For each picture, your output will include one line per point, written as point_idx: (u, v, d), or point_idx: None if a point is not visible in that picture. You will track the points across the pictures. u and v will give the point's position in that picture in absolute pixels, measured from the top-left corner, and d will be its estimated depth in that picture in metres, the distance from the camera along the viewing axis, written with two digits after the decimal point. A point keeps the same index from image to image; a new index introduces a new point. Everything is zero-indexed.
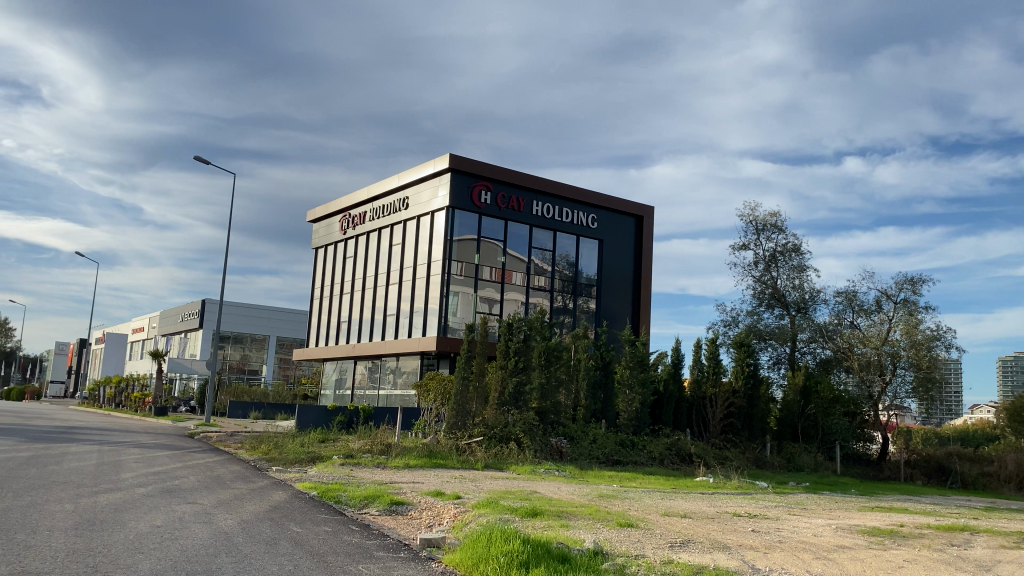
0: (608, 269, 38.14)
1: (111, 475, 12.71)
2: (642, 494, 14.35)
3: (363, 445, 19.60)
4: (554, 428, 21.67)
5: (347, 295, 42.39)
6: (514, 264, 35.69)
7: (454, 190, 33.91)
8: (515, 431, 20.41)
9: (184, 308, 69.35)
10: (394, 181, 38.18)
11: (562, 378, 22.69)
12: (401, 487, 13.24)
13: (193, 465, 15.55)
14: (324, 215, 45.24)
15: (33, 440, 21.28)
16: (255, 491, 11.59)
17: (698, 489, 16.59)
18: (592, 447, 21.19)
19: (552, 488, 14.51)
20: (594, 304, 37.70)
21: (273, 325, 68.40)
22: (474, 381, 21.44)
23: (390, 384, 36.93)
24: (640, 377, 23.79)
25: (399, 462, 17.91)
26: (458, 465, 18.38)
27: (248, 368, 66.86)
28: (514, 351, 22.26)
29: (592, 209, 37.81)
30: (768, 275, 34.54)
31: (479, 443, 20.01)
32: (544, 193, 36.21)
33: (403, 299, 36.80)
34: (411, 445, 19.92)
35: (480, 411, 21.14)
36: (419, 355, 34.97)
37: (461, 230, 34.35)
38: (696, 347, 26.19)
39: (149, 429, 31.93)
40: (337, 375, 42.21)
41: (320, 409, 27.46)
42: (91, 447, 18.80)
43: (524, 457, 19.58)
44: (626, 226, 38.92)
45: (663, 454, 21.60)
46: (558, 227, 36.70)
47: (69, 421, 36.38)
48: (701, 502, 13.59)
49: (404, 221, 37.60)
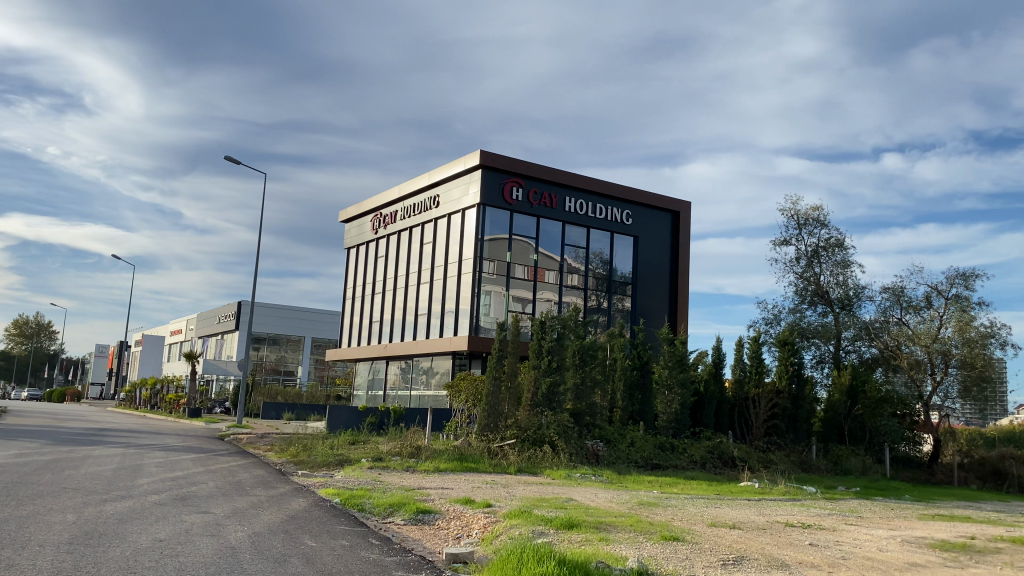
0: (644, 266, 37.21)
1: (128, 481, 12.17)
2: (686, 502, 13.47)
3: (393, 448, 18.91)
4: (590, 431, 20.86)
5: (379, 294, 41.88)
6: (547, 263, 34.92)
7: (485, 187, 33.26)
8: (549, 434, 19.63)
9: (220, 310, 69.57)
10: (424, 179, 37.63)
11: (597, 378, 21.84)
12: (429, 494, 12.49)
13: (215, 469, 14.97)
14: (355, 215, 44.84)
15: (60, 443, 20.91)
16: (274, 499, 10.95)
17: (745, 495, 15.67)
18: (630, 451, 20.37)
19: (590, 495, 13.70)
20: (630, 302, 36.79)
21: (307, 326, 68.25)
22: (507, 382, 20.62)
23: (422, 384, 36.33)
24: (679, 377, 22.87)
25: (429, 466, 17.22)
26: (490, 469, 17.66)
27: (283, 369, 66.81)
28: (547, 350, 21.26)
29: (627, 205, 36.90)
30: (810, 270, 33.34)
31: (512, 446, 19.32)
32: (577, 189, 35.37)
33: (435, 299, 36.20)
34: (441, 448, 19.23)
35: (512, 413, 20.40)
36: (451, 355, 34.33)
37: (492, 227, 33.68)
38: (738, 345, 25.19)
39: (181, 431, 31.67)
40: (370, 376, 41.73)
41: (351, 411, 26.92)
42: (114, 450, 18.35)
43: (559, 462, 18.82)
44: (663, 222, 37.91)
45: (704, 457, 20.73)
46: (592, 223, 35.83)
47: (102, 423, 36.28)
48: (749, 511, 12.72)
49: (434, 219, 37.02)
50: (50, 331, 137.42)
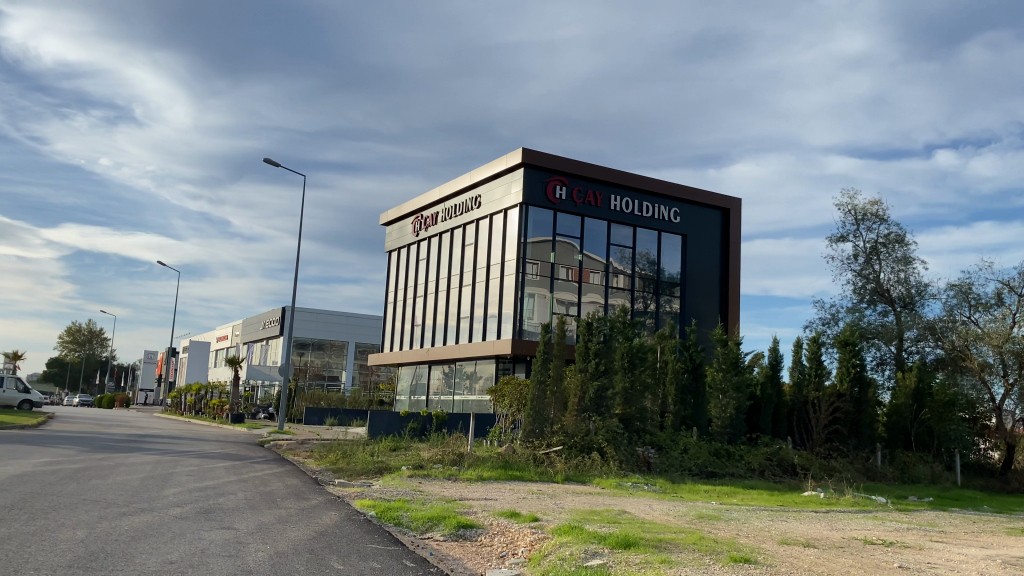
0: (692, 266, 36.00)
1: (153, 492, 11.42)
2: (749, 516, 12.40)
3: (434, 455, 18.09)
4: (641, 437, 19.88)
5: (421, 298, 41.25)
6: (593, 263, 33.95)
7: (528, 186, 32.42)
8: (598, 441, 18.68)
9: (265, 316, 69.73)
10: (466, 180, 36.90)
11: (647, 382, 20.79)
12: (473, 506, 11.62)
13: (248, 478, 14.28)
14: (397, 217, 44.31)
15: (98, 449, 20.50)
16: (306, 512, 10.16)
17: (811, 507, 14.57)
18: (683, 458, 19.32)
19: (644, 507, 12.71)
20: (678, 304, 35.64)
21: (351, 331, 68.00)
22: (552, 386, 19.67)
23: (466, 389, 35.56)
24: (734, 380, 21.71)
25: (472, 474, 16.40)
26: (536, 477, 16.77)
27: (328, 374, 66.67)
28: (594, 352, 20.23)
29: (674, 203, 35.74)
30: (869, 268, 31.88)
31: (559, 453, 18.41)
32: (623, 187, 34.31)
33: (477, 302, 35.45)
34: (485, 455, 18.37)
35: (558, 418, 19.42)
36: (494, 359, 33.47)
37: (536, 228, 32.84)
38: (796, 347, 23.96)
39: (223, 437, 31.25)
40: (413, 381, 41.14)
41: (392, 416, 26.18)
42: (149, 458, 17.82)
43: (609, 470, 17.83)
44: (712, 220, 36.66)
45: (763, 465, 19.60)
46: (638, 222, 34.75)
47: (145, 429, 36.10)
48: (821, 526, 11.62)
49: (476, 220, 36.26)
50: (103, 338, 140.47)
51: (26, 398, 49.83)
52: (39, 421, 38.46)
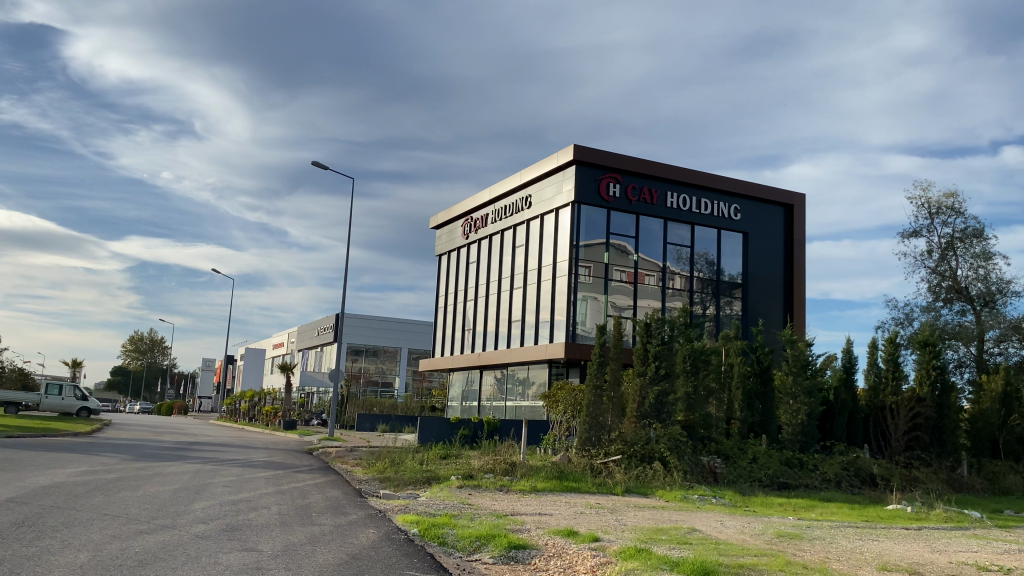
0: (754, 266, 34.44)
1: (181, 505, 10.53)
2: (835, 534, 11.09)
3: (485, 464, 17.05)
4: (705, 446, 18.60)
5: (472, 302, 40.35)
6: (649, 264, 32.66)
7: (580, 183, 31.28)
8: (660, 449, 17.48)
9: (319, 322, 69.76)
10: (516, 179, 35.91)
11: (711, 387, 19.43)
12: (525, 523, 10.52)
13: (288, 489, 13.39)
14: (446, 220, 43.56)
15: (143, 458, 19.95)
16: (341, 530, 9.16)
17: (899, 523, 13.17)
18: (753, 468, 18.04)
19: (716, 524, 11.45)
20: (739, 305, 34.10)
21: (403, 336, 67.42)
22: (609, 391, 18.51)
23: (518, 395, 34.53)
24: (806, 385, 20.30)
25: (525, 485, 15.31)
26: (594, 489, 15.62)
27: (381, 381, 66.30)
28: (654, 355, 18.99)
29: (735, 199, 34.22)
30: (945, 264, 29.99)
31: (618, 463, 17.28)
32: (680, 183, 32.95)
33: (529, 304, 34.44)
34: (539, 464, 17.29)
35: (617, 425, 18.25)
36: (547, 364, 32.35)
37: (589, 227, 31.67)
38: (871, 348, 22.38)
39: (272, 444, 30.71)
40: (464, 387, 40.23)
41: (442, 422, 25.23)
42: (191, 467, 17.13)
43: (672, 482, 16.62)
44: (775, 217, 35.05)
45: (839, 475, 18.21)
46: (696, 219, 33.36)
47: (196, 436, 35.87)
48: (919, 547, 10.25)
49: (527, 221, 35.24)
50: (163, 347, 143.29)
51: (85, 406, 50.24)
52: (95, 428, 38.53)
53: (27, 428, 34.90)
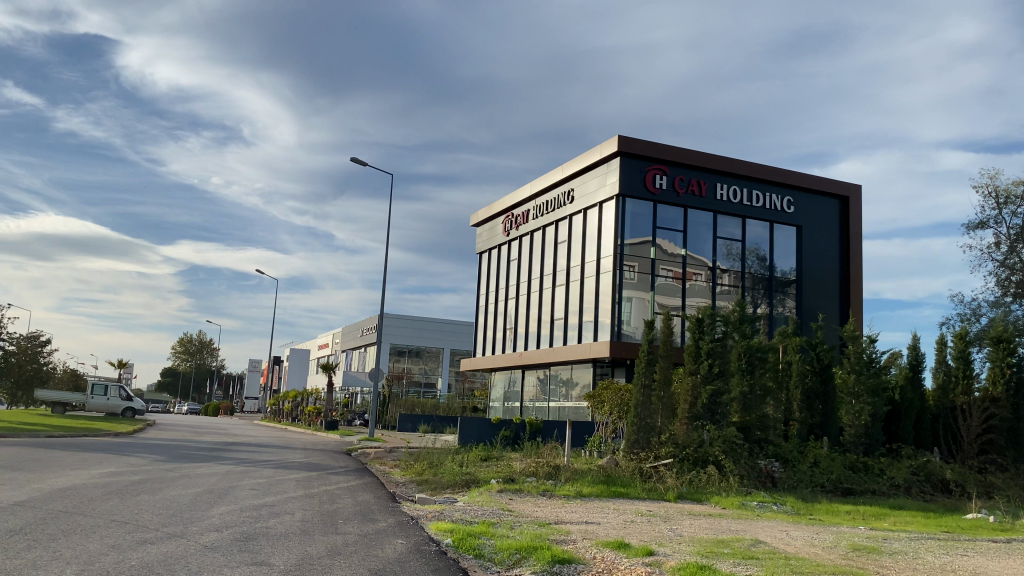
0: (808, 261, 33.01)
1: (199, 511, 9.72)
2: (917, 548, 9.93)
3: (526, 467, 16.11)
4: (762, 449, 17.48)
5: (514, 300, 39.46)
6: (698, 260, 31.44)
7: (625, 176, 30.22)
8: (713, 452, 16.38)
9: (363, 322, 69.51)
10: (557, 174, 34.94)
11: (768, 386, 18.27)
12: (570, 532, 9.56)
13: (317, 493, 12.58)
14: (487, 217, 42.74)
15: (176, 458, 19.40)
16: (366, 540, 8.27)
17: (984, 535, 11.91)
18: (814, 473, 16.92)
19: (782, 536, 10.34)
20: (793, 302, 32.74)
21: (446, 337, 66.80)
22: (659, 391, 17.44)
23: (561, 396, 33.57)
24: (869, 384, 19.03)
25: (570, 490, 14.34)
26: (644, 494, 14.60)
27: (424, 381, 65.79)
28: (707, 352, 17.93)
29: (787, 191, 32.80)
30: (1014, 257, 28.27)
31: (669, 468, 16.24)
32: (730, 174, 31.67)
33: (572, 302, 33.49)
34: (584, 468, 16.30)
35: (667, 427, 17.19)
36: (591, 364, 31.32)
37: (634, 222, 30.58)
38: (939, 344, 20.96)
39: (311, 445, 30.09)
40: (506, 387, 39.34)
41: (483, 423, 24.33)
42: (221, 469, 16.47)
43: (728, 487, 15.52)
44: (830, 210, 33.56)
45: (908, 480, 16.92)
46: (747, 213, 32.05)
47: (235, 436, 35.45)
48: (1016, 564, 9.05)
49: (570, 216, 34.26)
50: (212, 347, 145.07)
51: (129, 406, 50.37)
52: (136, 427, 38.45)
53: (69, 428, 34.90)
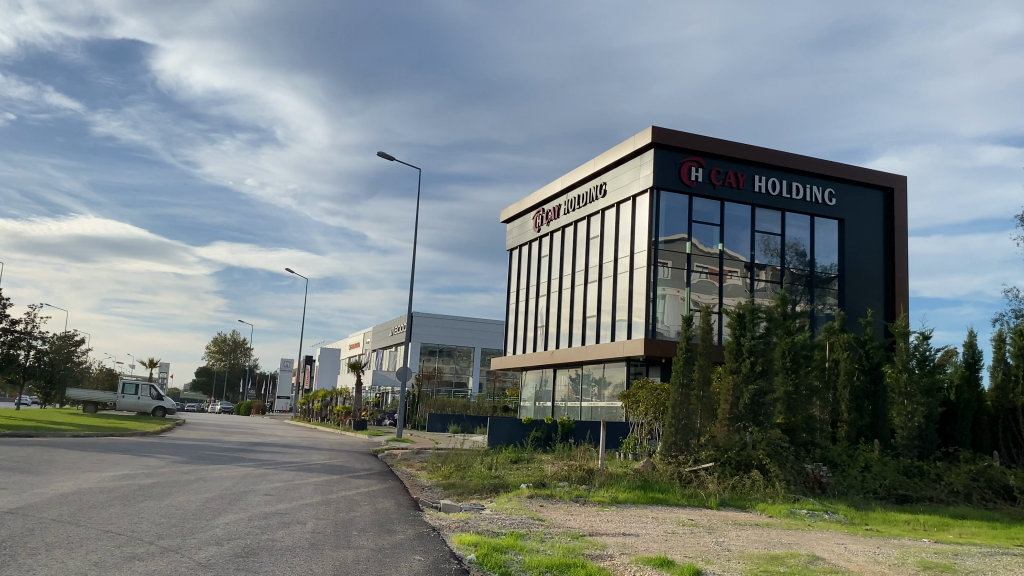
0: (851, 256, 31.74)
1: (203, 520, 8.98)
2: (995, 566, 8.91)
3: (558, 471, 15.22)
4: (809, 453, 16.47)
5: (545, 297, 38.58)
6: (736, 255, 30.37)
7: (659, 168, 29.20)
8: (757, 456, 15.37)
9: (393, 322, 69.01)
10: (589, 167, 34.01)
11: (814, 385, 17.21)
12: (607, 546, 8.68)
13: (334, 499, 11.82)
14: (517, 213, 41.91)
15: (196, 460, 18.79)
16: (381, 557, 7.45)
17: None
18: (864, 479, 15.92)
19: (842, 551, 9.38)
20: (835, 298, 31.51)
21: (476, 336, 66.07)
22: (698, 391, 16.45)
23: (594, 396, 32.65)
24: (922, 384, 17.89)
25: (605, 496, 13.44)
26: (684, 501, 13.65)
27: (455, 381, 65.13)
28: (749, 350, 16.84)
29: (829, 182, 31.54)
30: None
31: (710, 472, 15.31)
32: (769, 166, 30.51)
33: (604, 299, 32.59)
34: (620, 472, 15.43)
35: (707, 429, 16.26)
36: (625, 362, 30.36)
37: (669, 216, 29.56)
38: (999, 341, 19.68)
39: (339, 446, 29.46)
40: (538, 387, 38.46)
41: (513, 423, 23.50)
42: (240, 472, 15.82)
43: (774, 494, 14.54)
44: (874, 202, 32.24)
45: (968, 487, 15.83)
46: (787, 205, 30.86)
47: (263, 437, 34.95)
48: None
49: (602, 210, 33.31)
50: (245, 347, 145.89)
51: (159, 406, 50.20)
52: (165, 427, 38.09)
53: (97, 428, 34.67)
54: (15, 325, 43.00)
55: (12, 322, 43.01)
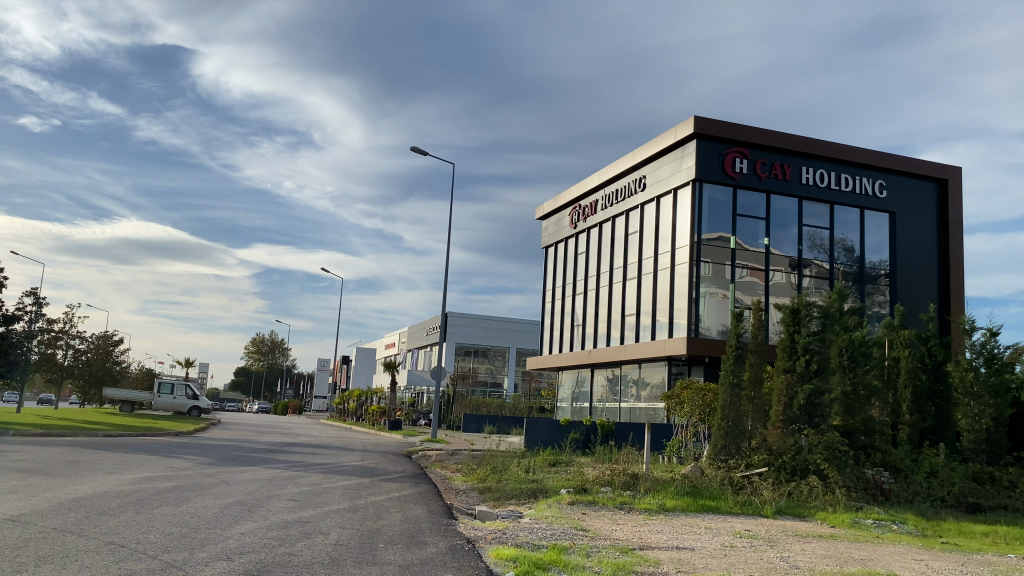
0: (903, 251, 30.39)
1: (216, 530, 8.22)
2: None
3: (601, 475, 14.28)
4: (869, 457, 15.42)
5: (582, 295, 37.63)
6: (781, 250, 29.20)
7: (702, 159, 28.12)
8: (815, 460, 14.36)
9: (428, 322, 68.45)
10: (627, 161, 33.02)
11: (872, 385, 16.10)
12: (661, 563, 7.77)
13: (362, 506, 11.04)
14: (553, 210, 41.01)
15: (224, 461, 18.16)
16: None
17: None
18: (931, 485, 14.81)
19: (925, 569, 8.37)
20: (886, 295, 30.18)
21: (512, 336, 65.28)
22: (750, 391, 15.42)
23: (633, 397, 31.63)
24: (991, 383, 16.68)
25: (652, 503, 12.52)
26: (737, 509, 12.69)
27: (490, 381, 64.42)
28: (804, 347, 15.74)
29: (879, 174, 30.19)
30: None
31: (763, 477, 14.34)
32: (817, 156, 29.26)
33: (643, 296, 31.61)
34: (666, 477, 14.50)
35: (759, 431, 15.24)
36: (665, 362, 29.33)
37: (712, 209, 28.47)
38: None
39: (373, 447, 28.85)
40: (575, 388, 37.52)
41: (551, 424, 22.60)
42: (266, 474, 15.13)
43: (835, 501, 13.53)
44: (927, 194, 30.81)
45: None
46: (835, 197, 29.59)
47: (296, 437, 34.46)
48: None
49: (641, 205, 32.30)
50: (282, 347, 146.74)
51: (195, 406, 50.08)
52: (199, 427, 37.78)
53: (131, 428, 34.42)
54: (53, 325, 43.05)
55: (50, 323, 43.09)
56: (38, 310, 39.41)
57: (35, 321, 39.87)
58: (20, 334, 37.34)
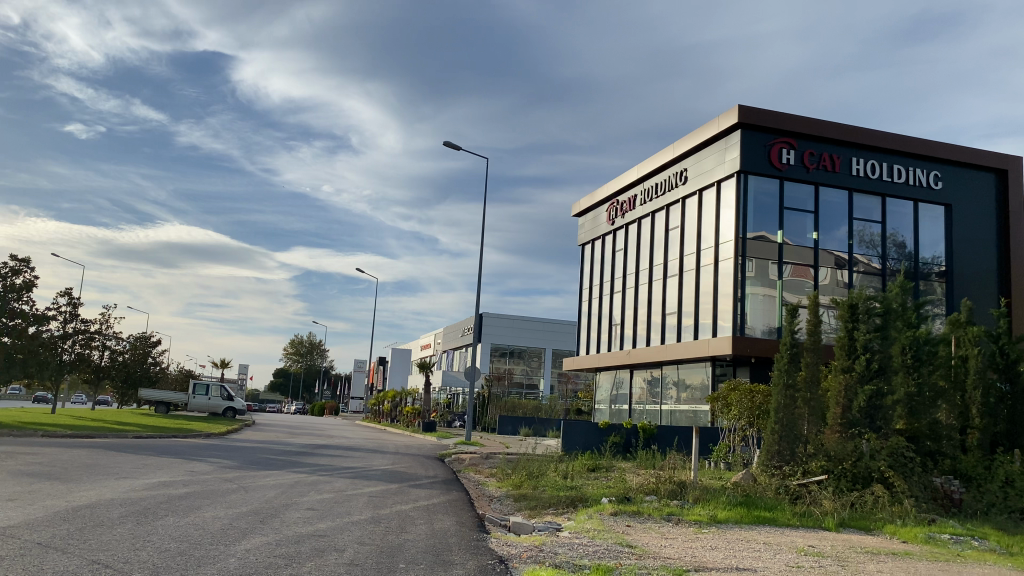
0: (960, 245, 28.86)
1: (218, 546, 7.36)
2: None
3: (646, 484, 13.26)
4: (937, 464, 14.17)
5: (620, 294, 36.57)
6: (831, 245, 27.84)
7: (747, 150, 26.92)
8: (879, 468, 13.18)
9: (463, 322, 67.74)
10: (668, 153, 31.85)
11: (939, 387, 14.81)
12: None
13: (385, 516, 10.15)
14: (590, 206, 39.96)
15: (249, 464, 17.47)
16: None
17: None
18: (1007, 495, 13.55)
19: None
20: (942, 292, 28.67)
21: (549, 337, 64.32)
22: (806, 392, 14.25)
23: (674, 399, 30.46)
24: None
25: (702, 514, 11.47)
26: (795, 521, 11.60)
27: (525, 383, 63.47)
28: (864, 346, 14.56)
29: (934, 165, 28.68)
30: None
31: (823, 485, 13.22)
32: (868, 147, 27.85)
33: (685, 294, 30.44)
34: (716, 485, 13.44)
35: (816, 436, 14.09)
36: (709, 362, 28.12)
37: (758, 202, 27.23)
38: None
39: (405, 449, 28.04)
40: (613, 390, 36.39)
41: (589, 426, 21.53)
42: (289, 479, 14.31)
43: (903, 513, 12.36)
44: (986, 185, 29.19)
45: None
46: (887, 189, 28.15)
47: (328, 438, 33.80)
48: None
49: (682, 198, 31.11)
50: (320, 348, 147.34)
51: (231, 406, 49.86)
52: (232, 429, 37.32)
53: (164, 429, 34.05)
54: (89, 325, 42.99)
55: (87, 322, 43.04)
56: (75, 311, 39.35)
57: (71, 321, 39.77)
58: (55, 333, 37.20)
